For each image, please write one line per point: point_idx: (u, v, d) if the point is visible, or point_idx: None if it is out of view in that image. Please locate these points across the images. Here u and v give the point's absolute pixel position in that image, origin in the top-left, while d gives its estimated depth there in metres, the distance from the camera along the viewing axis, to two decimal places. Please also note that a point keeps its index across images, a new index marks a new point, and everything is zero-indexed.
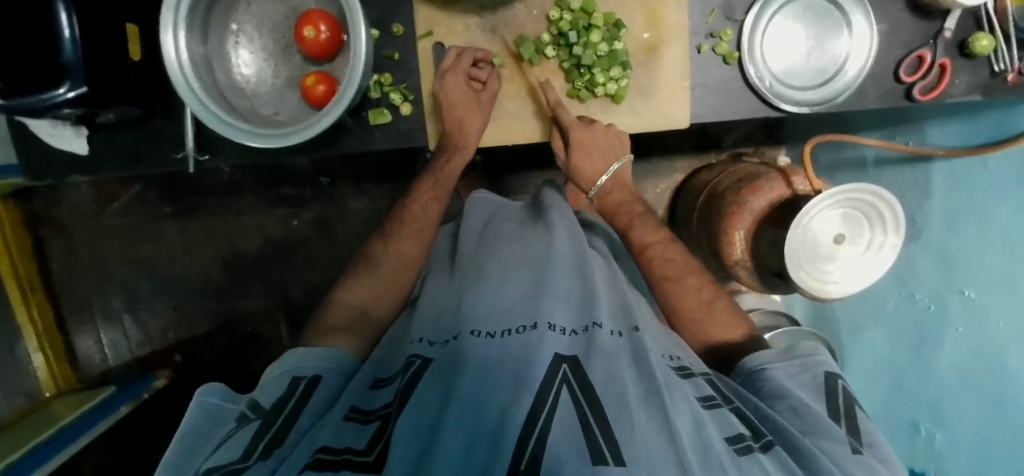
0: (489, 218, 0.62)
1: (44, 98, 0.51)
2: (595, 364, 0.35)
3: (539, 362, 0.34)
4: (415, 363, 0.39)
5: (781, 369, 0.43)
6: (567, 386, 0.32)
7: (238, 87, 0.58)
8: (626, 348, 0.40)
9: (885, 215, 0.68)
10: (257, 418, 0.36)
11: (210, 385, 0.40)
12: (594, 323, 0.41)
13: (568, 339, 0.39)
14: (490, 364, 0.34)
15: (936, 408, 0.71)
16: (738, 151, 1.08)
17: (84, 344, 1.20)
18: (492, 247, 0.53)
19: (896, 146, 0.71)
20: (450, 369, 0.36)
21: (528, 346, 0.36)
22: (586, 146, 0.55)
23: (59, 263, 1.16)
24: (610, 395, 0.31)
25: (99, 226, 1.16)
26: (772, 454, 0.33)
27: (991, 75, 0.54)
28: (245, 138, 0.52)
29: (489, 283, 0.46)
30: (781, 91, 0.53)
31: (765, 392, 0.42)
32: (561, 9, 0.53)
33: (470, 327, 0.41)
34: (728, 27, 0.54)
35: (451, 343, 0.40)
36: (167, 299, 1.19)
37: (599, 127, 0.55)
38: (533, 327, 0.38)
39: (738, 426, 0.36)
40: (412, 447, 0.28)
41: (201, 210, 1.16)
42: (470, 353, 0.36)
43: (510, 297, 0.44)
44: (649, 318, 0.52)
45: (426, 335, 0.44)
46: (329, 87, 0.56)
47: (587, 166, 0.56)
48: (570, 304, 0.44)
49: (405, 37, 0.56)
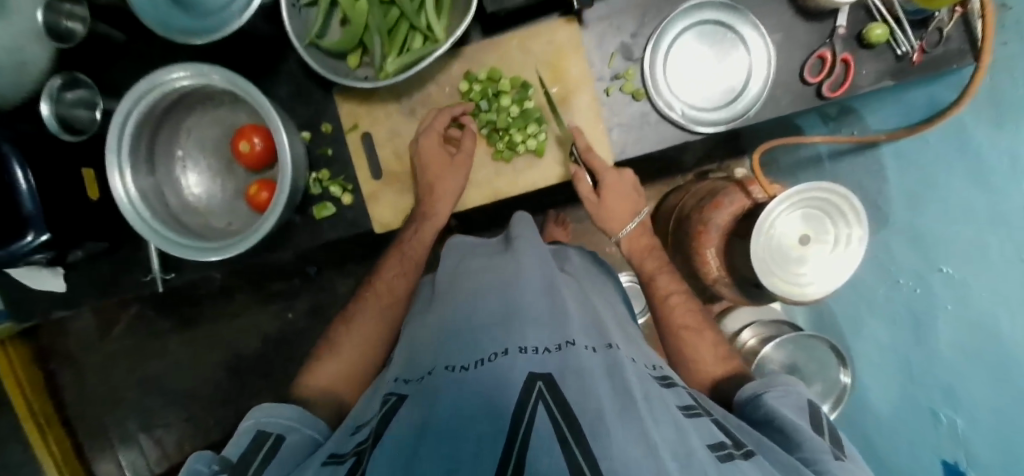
0: (462, 258, 0.56)
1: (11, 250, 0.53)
2: (572, 382, 0.30)
3: (511, 385, 0.30)
4: (391, 399, 0.35)
5: (772, 393, 0.42)
6: (545, 401, 0.28)
7: (191, 206, 0.62)
8: (604, 363, 0.35)
9: (845, 210, 0.67)
10: (224, 473, 0.34)
11: (196, 453, 0.35)
12: (567, 340, 0.36)
13: (542, 357, 0.34)
14: (466, 393, 0.30)
15: (950, 391, 0.64)
16: (704, 170, 1.07)
17: (104, 467, 1.19)
18: (463, 283, 0.48)
19: (843, 138, 0.73)
20: (426, 401, 0.31)
21: (498, 373, 0.31)
22: (616, 191, 0.57)
23: (70, 394, 1.19)
24: (586, 412, 0.27)
25: (104, 350, 1.19)
26: (755, 460, 0.30)
27: (896, 59, 0.55)
28: (197, 253, 0.54)
29: (463, 312, 0.42)
30: (694, 116, 0.55)
31: (758, 418, 0.41)
32: (471, 82, 0.57)
33: (445, 362, 0.36)
34: (631, 66, 0.56)
35: (426, 379, 0.35)
36: (176, 412, 1.19)
37: (627, 175, 0.58)
38: (504, 353, 0.34)
39: (719, 434, 0.33)
40: None
41: (199, 318, 1.18)
42: (441, 387, 0.31)
43: (481, 320, 0.40)
44: (621, 328, 0.48)
45: (400, 374, 0.40)
46: (271, 192, 0.59)
47: (616, 209, 0.58)
48: (546, 322, 0.39)
49: (334, 133, 0.60)
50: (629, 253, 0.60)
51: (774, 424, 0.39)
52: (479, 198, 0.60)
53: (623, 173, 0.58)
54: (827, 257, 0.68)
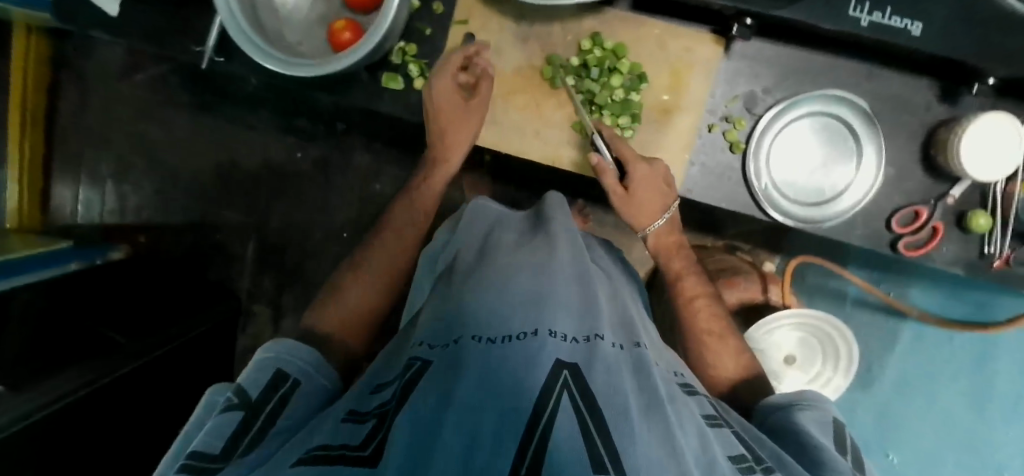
0: (491, 227, 0.55)
1: None
2: (598, 375, 0.28)
3: (536, 367, 0.27)
4: (415, 365, 0.32)
5: (802, 409, 0.45)
6: (570, 392, 0.26)
7: (273, 6, 0.59)
8: (629, 364, 0.33)
9: (840, 350, 0.67)
10: (242, 402, 0.34)
11: (214, 387, 0.38)
12: (596, 334, 0.33)
13: (570, 348, 0.31)
14: (494, 370, 0.27)
15: None
16: (736, 244, 1.06)
17: (60, 192, 1.18)
18: (496, 257, 0.44)
19: (878, 292, 0.71)
20: (449, 369, 0.28)
21: (526, 356, 0.28)
22: (647, 182, 0.52)
23: (65, 111, 1.17)
24: (612, 406, 0.26)
25: (116, 88, 1.16)
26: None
27: (979, 254, 0.53)
28: (262, 57, 0.51)
29: (495, 281, 0.38)
30: (775, 197, 0.53)
31: (781, 424, 0.43)
32: (594, 44, 0.54)
33: (472, 331, 0.32)
34: (745, 117, 0.54)
35: (450, 347, 0.32)
36: (152, 182, 1.19)
37: (660, 166, 0.53)
38: (533, 334, 0.30)
39: (740, 447, 0.33)
40: (407, 443, 0.22)
41: (216, 109, 1.17)
42: (469, 360, 0.28)
43: (518, 288, 0.36)
44: (648, 331, 0.47)
45: (426, 338, 0.36)
46: (354, 36, 0.57)
47: (648, 204, 0.54)
48: (573, 310, 0.36)
49: (443, 16, 0.57)
50: (656, 251, 0.60)
51: (795, 434, 0.41)
52: (535, 154, 0.57)
53: (654, 164, 0.52)
54: (800, 388, 0.69)
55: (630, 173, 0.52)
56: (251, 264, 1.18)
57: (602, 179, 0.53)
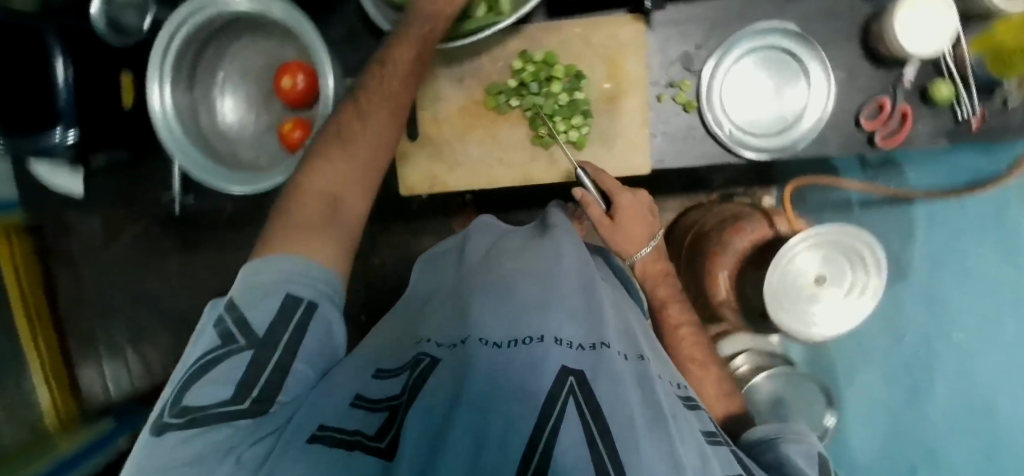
0: (496, 239, 0.60)
1: (44, 139, 0.55)
2: (605, 383, 0.29)
3: (541, 375, 0.29)
4: (423, 362, 0.35)
5: (785, 439, 0.41)
6: (575, 397, 0.27)
7: (223, 132, 0.61)
8: (635, 373, 0.34)
9: (866, 258, 0.67)
10: (246, 344, 0.34)
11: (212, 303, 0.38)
12: (602, 342, 0.34)
13: (576, 353, 0.33)
14: (499, 375, 0.30)
15: (932, 451, 0.72)
16: (729, 192, 1.07)
17: (88, 375, 1.21)
18: (499, 262, 0.49)
19: (880, 188, 0.71)
20: (461, 369, 0.32)
21: (529, 360, 0.31)
22: (631, 212, 0.53)
23: (66, 296, 1.20)
24: (619, 421, 0.27)
25: (107, 258, 1.19)
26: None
27: (954, 122, 0.54)
28: (227, 183, 0.54)
29: (494, 292, 0.42)
30: (742, 138, 0.55)
31: (767, 462, 0.40)
32: (525, 61, 0.55)
33: (479, 334, 0.36)
34: (687, 77, 0.55)
35: (458, 347, 0.36)
36: (166, 334, 1.20)
37: (643, 198, 0.55)
38: (539, 339, 0.33)
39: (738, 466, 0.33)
40: (421, 442, 0.27)
41: (204, 245, 1.16)
42: (476, 362, 0.32)
43: (520, 301, 0.39)
44: (653, 348, 0.47)
45: (436, 335, 0.41)
46: (304, 133, 0.58)
47: (634, 232, 0.54)
48: (579, 317, 0.38)
49: None
50: (642, 276, 0.58)
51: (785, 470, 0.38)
52: (506, 180, 0.58)
53: (637, 195, 0.55)
54: (836, 302, 0.69)
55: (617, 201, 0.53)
56: None
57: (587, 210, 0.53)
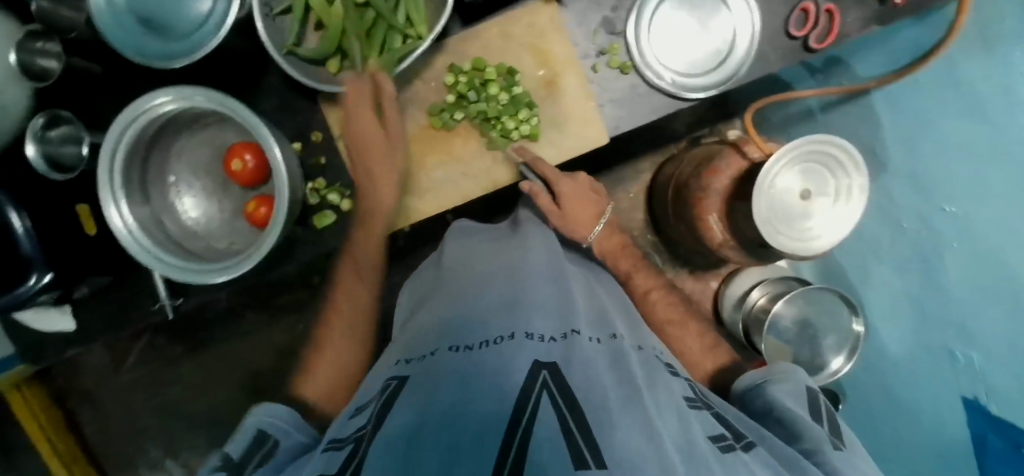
0: (466, 243, 0.63)
1: (18, 293, 0.54)
2: (575, 371, 0.35)
3: (517, 371, 0.33)
4: (393, 385, 0.37)
5: (768, 382, 0.41)
6: (548, 390, 0.31)
7: (191, 231, 0.61)
8: (606, 353, 0.40)
9: (843, 159, 0.69)
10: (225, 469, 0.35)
11: None
12: (572, 330, 0.41)
13: (547, 344, 0.39)
14: (468, 379, 0.33)
15: (964, 330, 0.65)
16: (696, 135, 1.08)
17: None
18: (468, 267, 0.55)
19: (833, 89, 0.72)
20: (432, 379, 0.34)
21: (505, 354, 0.36)
22: (575, 196, 0.56)
23: (92, 429, 1.22)
24: (590, 400, 0.31)
25: (120, 382, 1.21)
26: (755, 452, 0.30)
27: (880, 3, 0.55)
28: (209, 276, 0.54)
29: (468, 299, 0.47)
30: (685, 82, 0.55)
31: (756, 412, 0.39)
32: (455, 74, 0.56)
33: (449, 343, 0.40)
34: (615, 40, 0.56)
35: (429, 359, 0.39)
36: (205, 433, 1.24)
37: (582, 178, 0.57)
38: (511, 336, 0.39)
39: (720, 428, 0.33)
40: (387, 462, 0.25)
41: (211, 342, 1.19)
42: (447, 366, 0.36)
43: (487, 311, 0.44)
44: (626, 315, 0.52)
45: (405, 354, 0.43)
46: (270, 207, 0.59)
47: (582, 214, 0.57)
48: (548, 311, 0.44)
49: (324, 141, 0.61)
50: (602, 253, 0.64)
51: (771, 417, 0.37)
52: (474, 192, 0.59)
53: (575, 177, 0.57)
54: (828, 211, 0.69)
55: (557, 189, 0.55)
56: None
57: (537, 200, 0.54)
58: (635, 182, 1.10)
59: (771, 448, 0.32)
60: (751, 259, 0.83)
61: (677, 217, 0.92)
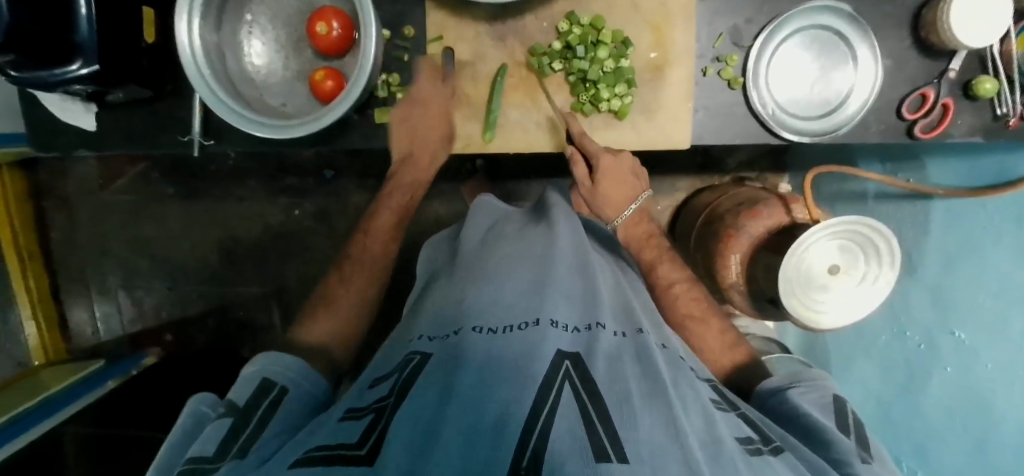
0: (496, 220, 0.67)
1: (56, 73, 0.52)
2: (599, 364, 0.37)
3: (543, 357, 0.36)
4: (414, 359, 0.43)
5: (797, 390, 0.48)
6: (570, 381, 0.34)
7: (248, 77, 0.59)
8: (630, 347, 0.42)
9: (880, 247, 0.67)
10: (231, 414, 0.41)
11: (199, 393, 0.47)
12: (596, 323, 0.44)
13: (571, 334, 0.41)
14: (490, 363, 0.36)
15: (919, 447, 0.74)
16: (741, 174, 1.11)
17: (77, 315, 1.26)
18: (493, 246, 0.58)
19: (899, 183, 0.72)
20: (452, 363, 0.38)
21: (530, 341, 0.38)
22: (612, 175, 0.58)
23: (59, 235, 1.23)
24: (614, 394, 0.34)
25: (102, 201, 1.21)
26: (782, 457, 0.36)
27: (993, 118, 0.54)
28: (254, 127, 0.52)
29: (492, 281, 0.49)
30: (784, 120, 0.56)
31: (783, 412, 0.47)
32: (571, 23, 0.56)
33: (471, 324, 0.43)
34: (735, 51, 0.56)
35: (451, 338, 0.43)
36: (163, 279, 1.25)
37: (625, 157, 0.58)
38: (535, 323, 0.41)
39: (747, 429, 0.38)
40: (411, 446, 0.29)
41: (205, 193, 1.20)
42: (471, 348, 0.39)
43: (512, 295, 0.46)
44: (648, 313, 0.53)
45: (427, 332, 0.49)
46: (337, 83, 0.56)
47: (615, 193, 0.59)
48: (572, 302, 0.47)
49: (415, 38, 0.59)
50: (625, 240, 0.62)
51: (799, 421, 0.45)
52: (555, 145, 0.59)
53: (619, 154, 0.58)
54: (849, 291, 0.70)
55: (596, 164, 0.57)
56: (280, 330, 1.21)
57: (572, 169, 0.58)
58: (667, 197, 1.13)
59: (801, 454, 0.38)
60: (752, 311, 0.85)
61: (697, 245, 0.93)
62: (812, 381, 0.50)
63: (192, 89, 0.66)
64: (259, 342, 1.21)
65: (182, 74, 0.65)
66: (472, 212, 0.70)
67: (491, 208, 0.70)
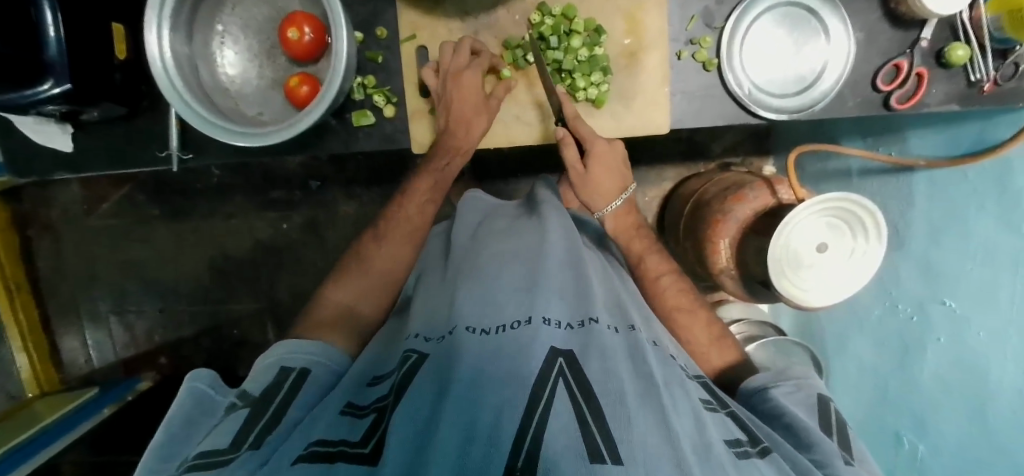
0: (483, 217, 0.66)
1: (27, 95, 0.50)
2: (592, 361, 0.36)
3: (537, 355, 0.36)
4: (411, 358, 0.42)
5: (780, 389, 0.48)
6: (565, 380, 0.34)
7: (222, 87, 0.58)
8: (623, 344, 0.42)
9: (867, 222, 0.67)
10: (247, 405, 0.40)
11: (200, 371, 0.45)
12: (589, 318, 0.43)
13: (563, 331, 0.41)
14: (484, 364, 0.35)
15: (919, 423, 0.74)
16: (727, 160, 1.11)
17: (69, 344, 1.24)
18: (484, 244, 0.57)
19: (879, 156, 0.72)
20: (447, 363, 0.37)
21: (522, 340, 0.38)
22: (603, 162, 0.56)
23: (46, 264, 1.21)
24: (608, 392, 0.33)
25: (87, 226, 1.20)
26: (770, 458, 0.36)
27: (968, 84, 0.55)
28: (229, 136, 0.51)
29: (484, 279, 0.49)
30: (760, 98, 0.56)
31: (767, 410, 0.46)
32: (543, 14, 0.56)
33: (464, 323, 0.42)
34: (708, 33, 0.57)
35: (446, 338, 0.42)
36: (154, 301, 1.23)
37: (616, 146, 0.57)
38: (528, 321, 0.40)
39: (737, 432, 0.38)
40: (408, 448, 0.29)
41: (192, 212, 1.19)
42: (465, 348, 0.38)
43: (503, 293, 0.46)
44: (640, 310, 0.53)
45: (422, 331, 0.47)
46: (313, 88, 0.56)
47: (603, 181, 0.58)
48: (563, 299, 0.46)
49: (389, 39, 0.59)
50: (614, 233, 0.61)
51: (782, 419, 0.44)
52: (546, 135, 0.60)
53: (612, 142, 0.57)
54: (838, 269, 0.70)
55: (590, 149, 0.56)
56: (275, 345, 1.20)
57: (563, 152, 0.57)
58: (655, 187, 1.13)
59: (787, 454, 0.38)
60: (745, 294, 0.85)
61: (687, 233, 0.93)
62: (796, 379, 0.50)
63: (169, 104, 0.65)
64: (256, 359, 1.20)
65: (158, 89, 0.64)
66: (460, 206, 0.70)
67: (477, 204, 0.70)
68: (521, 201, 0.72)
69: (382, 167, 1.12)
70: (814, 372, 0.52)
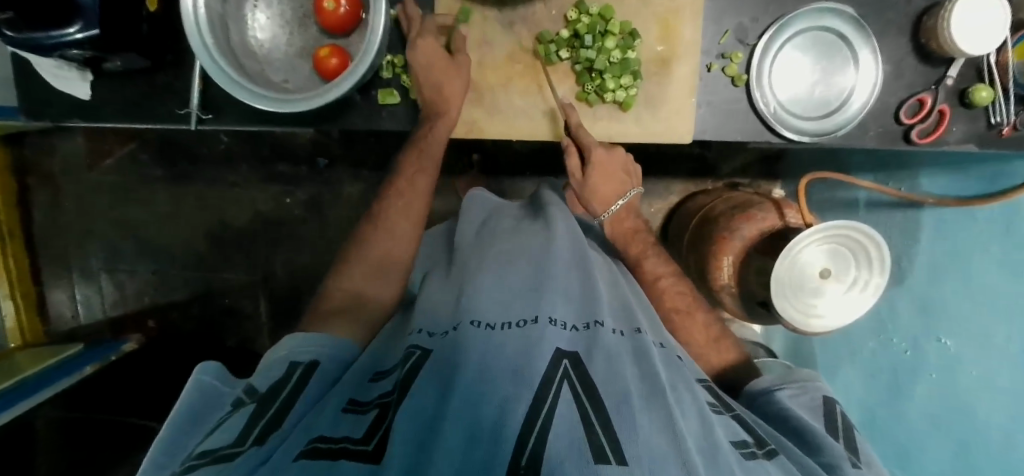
0: (488, 215, 0.67)
1: (54, 36, 0.50)
2: (597, 362, 0.37)
3: (542, 356, 0.36)
4: (415, 355, 0.42)
5: (785, 392, 0.49)
6: (568, 381, 0.34)
7: (251, 50, 0.58)
8: (628, 347, 0.42)
9: (872, 255, 0.68)
10: (253, 400, 0.40)
11: (208, 364, 0.45)
12: (595, 321, 0.43)
13: (569, 333, 0.41)
14: (488, 363, 0.35)
15: (902, 454, 0.75)
16: (734, 180, 1.12)
17: (57, 297, 1.23)
18: (491, 242, 0.57)
19: (889, 190, 0.73)
20: (452, 361, 0.37)
21: (529, 340, 0.38)
22: (603, 169, 0.59)
23: (42, 214, 1.20)
24: (612, 395, 0.33)
25: (88, 180, 1.19)
26: (776, 460, 0.36)
27: (988, 126, 0.56)
28: (254, 99, 0.51)
29: (490, 277, 0.49)
30: (784, 118, 0.56)
31: (772, 413, 0.47)
32: (580, 12, 0.56)
33: (470, 320, 0.43)
34: (739, 49, 0.57)
35: (451, 334, 0.42)
36: (148, 263, 1.22)
37: (616, 154, 0.60)
38: (533, 321, 0.40)
39: (743, 433, 0.38)
40: (411, 444, 0.29)
41: (195, 177, 1.18)
42: (470, 345, 0.38)
43: (511, 293, 0.46)
44: (646, 314, 0.53)
45: (426, 328, 0.48)
46: (342, 61, 0.56)
47: (603, 187, 0.61)
48: (570, 300, 0.46)
49: (424, 21, 0.59)
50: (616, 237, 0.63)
51: (789, 423, 0.45)
52: (553, 135, 0.60)
53: (613, 151, 0.60)
54: (840, 297, 0.70)
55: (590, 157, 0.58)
56: (266, 318, 1.20)
57: (566, 160, 0.60)
58: (661, 200, 1.14)
59: (792, 456, 0.39)
60: (742, 313, 0.85)
61: (690, 247, 0.94)
62: (801, 382, 0.50)
63: (193, 62, 0.65)
64: (244, 331, 1.19)
65: (184, 46, 0.64)
66: (463, 205, 0.70)
67: (483, 203, 0.70)
68: (523, 203, 0.72)
69: (391, 152, 1.12)
70: (818, 377, 0.52)
